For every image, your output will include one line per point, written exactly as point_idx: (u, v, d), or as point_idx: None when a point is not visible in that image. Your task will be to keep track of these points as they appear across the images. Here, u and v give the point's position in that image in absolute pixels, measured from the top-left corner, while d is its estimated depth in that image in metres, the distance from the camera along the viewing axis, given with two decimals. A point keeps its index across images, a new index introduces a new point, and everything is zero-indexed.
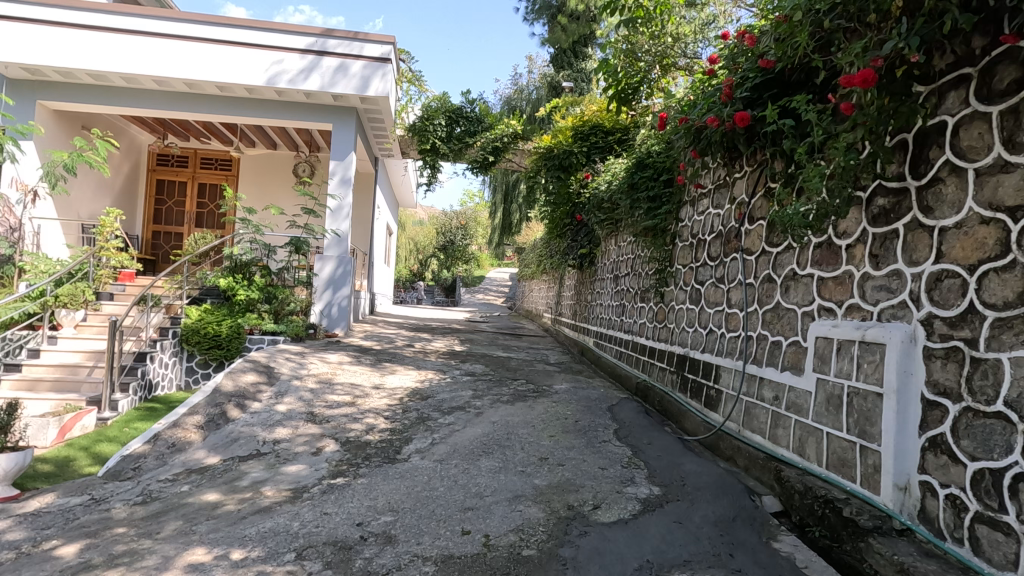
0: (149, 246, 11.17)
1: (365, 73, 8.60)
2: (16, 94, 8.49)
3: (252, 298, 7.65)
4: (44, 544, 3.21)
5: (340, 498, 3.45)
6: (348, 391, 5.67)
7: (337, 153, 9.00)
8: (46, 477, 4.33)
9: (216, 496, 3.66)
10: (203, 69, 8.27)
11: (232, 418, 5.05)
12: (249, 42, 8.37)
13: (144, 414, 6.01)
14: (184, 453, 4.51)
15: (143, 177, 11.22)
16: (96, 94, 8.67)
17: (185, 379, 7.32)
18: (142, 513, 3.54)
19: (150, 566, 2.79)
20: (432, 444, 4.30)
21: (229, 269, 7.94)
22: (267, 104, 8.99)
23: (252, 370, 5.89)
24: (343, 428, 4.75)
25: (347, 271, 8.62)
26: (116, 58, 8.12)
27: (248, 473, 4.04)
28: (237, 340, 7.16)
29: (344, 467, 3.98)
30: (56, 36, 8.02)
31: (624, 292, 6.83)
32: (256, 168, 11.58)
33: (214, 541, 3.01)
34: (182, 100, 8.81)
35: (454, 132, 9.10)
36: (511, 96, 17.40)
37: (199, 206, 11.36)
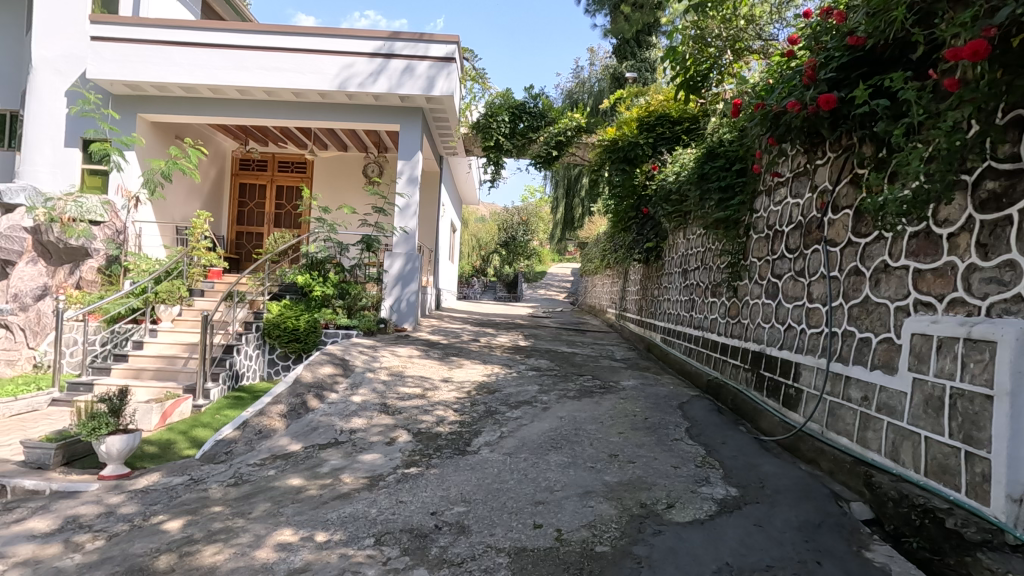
0: (233, 245, 11.93)
1: (431, 73, 8.78)
2: (120, 109, 9.30)
3: (327, 294, 8.06)
4: (152, 518, 3.52)
5: (414, 487, 3.57)
6: (418, 384, 5.84)
7: (404, 152, 9.25)
8: (152, 458, 4.75)
9: (300, 481, 3.88)
10: (280, 76, 8.73)
11: (312, 408, 5.33)
12: (322, 49, 8.76)
13: (232, 403, 6.46)
14: (270, 439, 4.81)
15: (228, 181, 12.00)
16: (187, 105, 9.34)
17: (268, 370, 7.76)
18: (235, 494, 3.81)
19: (245, 544, 3.00)
20: (501, 437, 4.36)
21: (306, 266, 8.41)
22: (339, 108, 9.36)
23: (329, 362, 6.19)
24: (415, 420, 4.90)
25: (415, 267, 8.86)
26: (204, 71, 8.71)
27: (327, 460, 4.25)
28: (314, 333, 7.50)
29: (417, 457, 4.10)
30: (153, 54, 8.72)
31: (693, 287, 6.60)
32: (329, 169, 12.10)
33: (300, 523, 3.19)
34: (262, 108, 9.33)
35: (517, 128, 9.06)
36: (572, 90, 17.28)
37: (278, 207, 12.02)
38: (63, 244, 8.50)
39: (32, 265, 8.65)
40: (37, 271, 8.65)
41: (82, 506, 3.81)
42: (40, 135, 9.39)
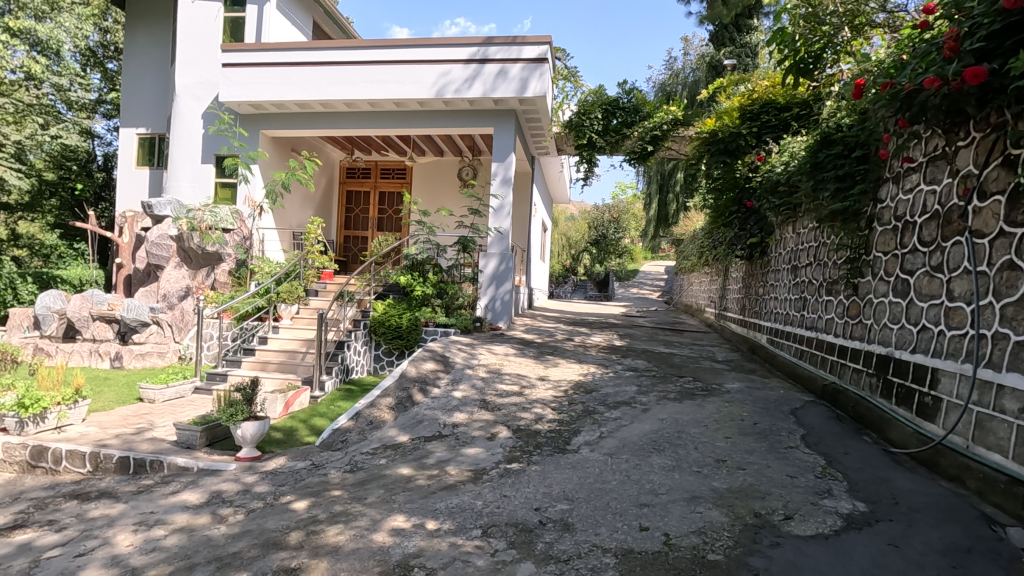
0: (342, 249, 12.76)
1: (524, 75, 8.87)
2: (246, 127, 10.30)
3: (427, 294, 8.43)
4: (282, 498, 3.88)
5: (517, 482, 3.63)
6: (516, 381, 5.93)
7: (498, 154, 9.45)
8: (278, 443, 5.23)
9: (410, 470, 4.09)
10: (383, 88, 9.25)
11: (417, 401, 5.59)
12: (420, 59, 9.15)
13: (345, 394, 6.94)
14: (380, 430, 5.11)
15: (336, 189, 12.89)
16: (302, 120, 10.15)
17: (374, 365, 8.22)
18: (352, 480, 4.09)
19: (363, 527, 3.21)
20: (601, 437, 4.32)
21: (408, 267, 8.88)
22: (436, 115, 9.74)
23: (431, 359, 6.46)
24: (514, 416, 4.99)
25: (510, 267, 9.03)
26: (317, 87, 9.42)
27: (433, 452, 4.45)
28: (415, 331, 7.89)
29: (518, 453, 4.18)
30: (274, 76, 9.60)
31: (805, 284, 6.14)
32: (427, 174, 12.61)
33: (411, 511, 3.37)
34: (366, 118, 9.92)
35: (610, 124, 8.87)
36: (665, 82, 16.77)
37: (380, 211, 12.72)
38: (200, 249, 9.58)
39: (178, 269, 9.93)
40: (183, 274, 9.91)
41: (224, 483, 4.29)
42: (182, 154, 10.66)
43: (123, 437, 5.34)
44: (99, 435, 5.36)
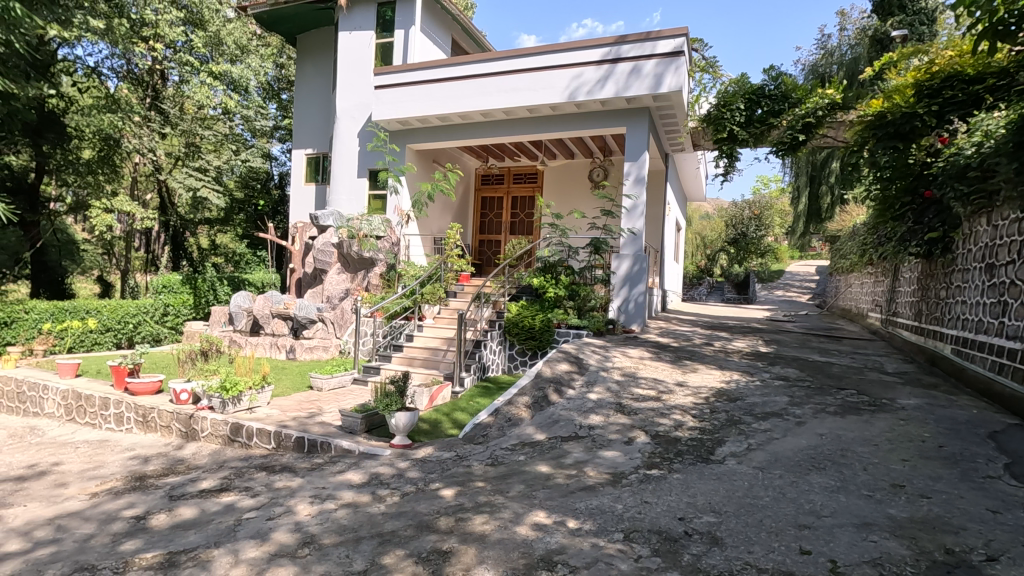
0: (477, 252, 13.34)
1: (659, 70, 8.61)
2: (395, 142, 11.27)
3: (559, 296, 8.49)
4: (431, 484, 4.18)
5: (658, 489, 3.53)
6: (652, 386, 5.77)
7: (631, 153, 9.28)
8: (426, 433, 5.64)
9: (548, 468, 4.17)
10: (517, 96, 9.57)
11: (553, 401, 5.69)
12: (553, 65, 9.32)
13: (483, 391, 7.27)
14: (518, 427, 5.28)
15: (473, 195, 13.53)
16: (443, 132, 10.85)
17: (509, 364, 8.49)
18: (494, 473, 4.28)
19: (507, 519, 3.34)
20: (748, 449, 4.05)
21: (541, 269, 9.03)
22: (568, 118, 9.83)
23: (566, 360, 6.53)
24: (652, 422, 4.86)
25: (643, 268, 8.90)
26: (456, 100, 10.04)
27: (570, 452, 4.49)
28: (548, 332, 8.03)
29: (658, 459, 4.06)
30: (418, 93, 10.41)
31: (1004, 285, 5.19)
32: (558, 178, 12.76)
33: (552, 508, 3.43)
34: (500, 126, 10.32)
35: (755, 115, 8.26)
36: (817, 62, 15.24)
37: (513, 216, 13.08)
38: (357, 254, 10.54)
39: (339, 273, 11.07)
40: (343, 277, 10.97)
41: (381, 466, 4.73)
42: (341, 170, 11.97)
43: (299, 419, 6.12)
44: (280, 417, 6.20)
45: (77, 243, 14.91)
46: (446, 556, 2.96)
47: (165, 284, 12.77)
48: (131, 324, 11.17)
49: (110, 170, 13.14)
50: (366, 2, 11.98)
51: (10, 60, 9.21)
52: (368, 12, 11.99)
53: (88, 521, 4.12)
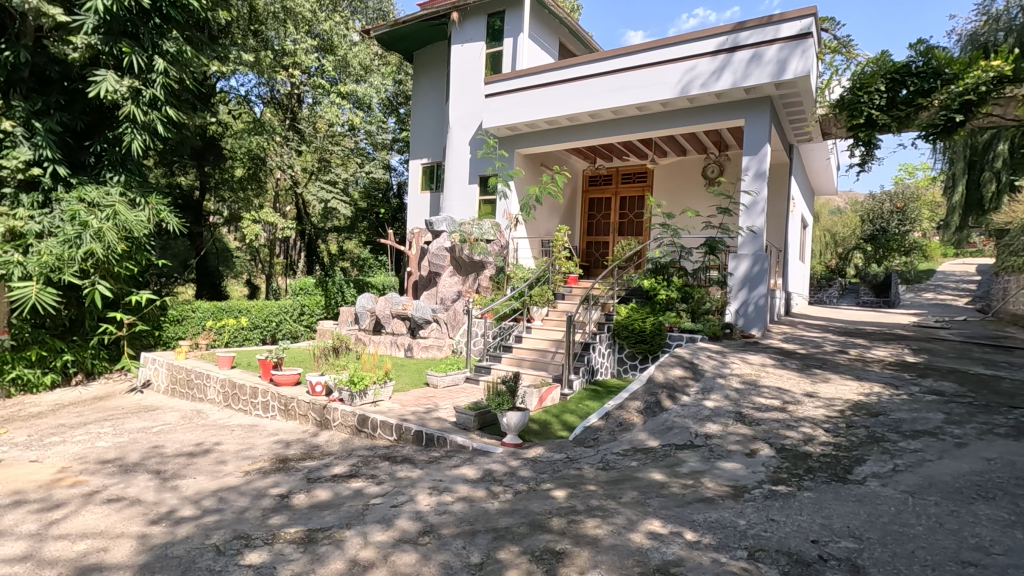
0: (585, 254, 13.22)
1: (783, 56, 7.99)
2: (505, 148, 11.59)
3: (671, 298, 8.17)
4: (543, 484, 4.22)
5: (786, 507, 3.28)
6: (777, 396, 5.37)
7: (750, 146, 8.71)
8: (536, 433, 5.71)
9: (663, 477, 4.04)
10: (626, 94, 9.40)
11: (666, 407, 5.51)
12: (664, 60, 9.04)
13: (592, 394, 7.21)
14: (630, 432, 5.17)
15: (580, 197, 13.47)
16: (551, 136, 10.96)
17: (618, 367, 8.33)
18: (606, 477, 4.23)
19: (620, 525, 3.29)
20: (894, 470, 3.62)
21: (652, 271, 8.77)
22: (680, 114, 9.46)
23: (679, 365, 6.29)
24: (778, 434, 4.52)
25: (765, 269, 8.32)
26: (564, 103, 10.10)
27: (686, 460, 4.32)
28: (659, 336, 7.74)
29: (785, 475, 3.77)
30: (527, 99, 10.63)
31: None
32: (669, 176, 12.31)
33: (668, 517, 3.32)
34: (609, 126, 10.19)
35: (898, 96, 7.38)
36: (977, 30, 13.25)
37: (621, 216, 12.83)
38: (468, 258, 10.95)
39: (452, 276, 11.40)
40: (455, 280, 11.32)
41: (494, 463, 4.87)
42: (454, 177, 12.51)
43: (418, 414, 6.48)
44: (401, 410, 6.61)
45: (231, 251, 17.02)
46: (560, 557, 2.98)
47: (301, 287, 14.31)
48: (274, 322, 12.55)
49: (256, 185, 14.84)
50: (477, 14, 12.41)
51: (183, 95, 10.77)
52: (478, 24, 12.43)
53: (243, 495, 4.69)
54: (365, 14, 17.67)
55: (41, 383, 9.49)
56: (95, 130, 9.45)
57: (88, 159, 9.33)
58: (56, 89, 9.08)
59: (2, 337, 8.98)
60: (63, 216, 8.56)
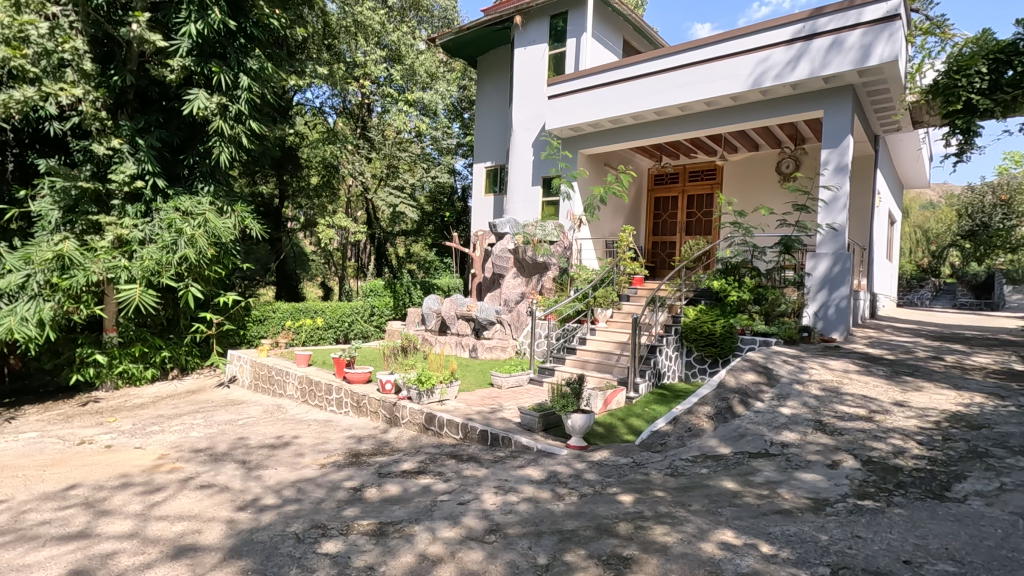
0: (650, 254, 12.92)
1: (866, 41, 7.49)
2: (568, 149, 11.55)
3: (743, 300, 7.84)
4: (608, 488, 4.17)
5: (873, 524, 3.06)
6: (861, 404, 5.03)
7: (830, 139, 8.22)
8: (602, 437, 5.64)
9: (735, 485, 3.89)
10: (694, 89, 9.13)
11: (738, 413, 5.29)
12: (735, 52, 8.70)
13: (659, 398, 7.04)
14: (699, 438, 5.01)
15: (645, 196, 13.20)
16: (615, 135, 10.82)
17: (685, 371, 8.09)
18: (674, 484, 4.12)
19: (690, 533, 3.19)
20: (1000, 489, 3.30)
21: (722, 271, 8.46)
22: (752, 107, 9.07)
23: (752, 369, 6.03)
24: (864, 445, 4.22)
25: (846, 269, 7.77)
26: (628, 101, 9.94)
27: (760, 470, 4.13)
28: (730, 339, 7.46)
29: (872, 489, 3.53)
30: (590, 99, 10.55)
31: None
32: (740, 172, 11.83)
33: (741, 528, 3.19)
34: (675, 123, 9.93)
35: (1003, 78, 6.71)
36: None
37: (689, 215, 12.45)
38: (532, 259, 11.00)
39: (516, 277, 11.50)
40: (519, 281, 11.43)
41: (559, 465, 4.86)
42: (517, 180, 12.61)
43: (483, 413, 6.58)
44: (467, 410, 6.74)
45: (307, 255, 17.94)
46: (627, 563, 2.93)
47: (372, 288, 14.84)
48: (346, 322, 13.13)
49: (330, 193, 15.57)
50: (540, 17, 12.46)
51: (264, 109, 11.49)
52: (541, 26, 12.46)
53: (319, 487, 4.93)
54: (431, 23, 18.13)
55: (143, 377, 10.39)
56: (188, 145, 10.22)
57: (182, 172, 10.14)
58: (155, 108, 9.94)
59: (112, 334, 9.86)
60: (161, 225, 9.35)
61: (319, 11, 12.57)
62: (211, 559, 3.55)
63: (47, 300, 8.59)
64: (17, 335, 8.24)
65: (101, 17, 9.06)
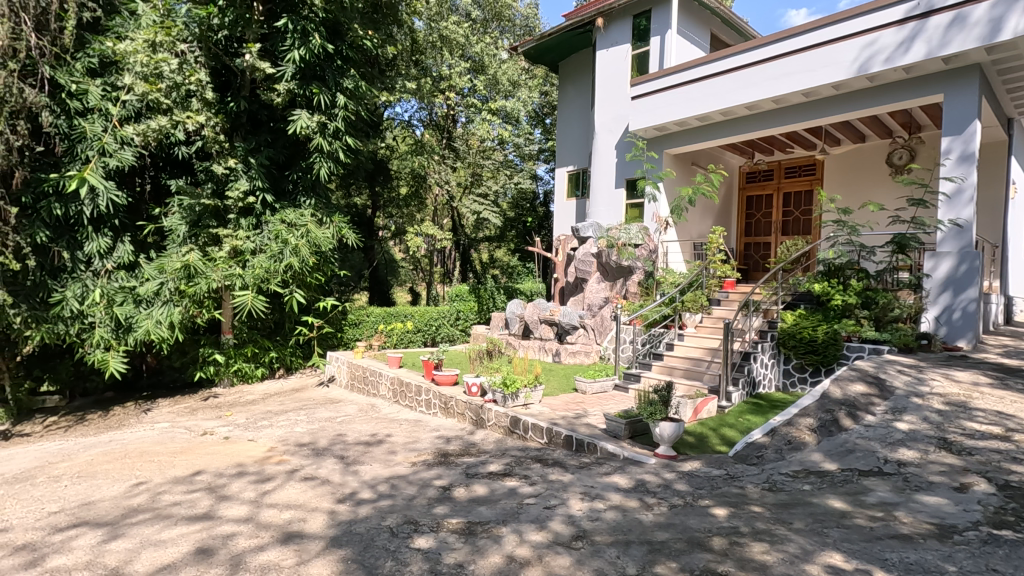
0: (742, 256, 12.28)
1: (996, 14, 6.71)
2: (654, 150, 11.27)
3: (849, 304, 7.25)
4: (700, 500, 4.01)
5: (1014, 558, 2.72)
6: (995, 421, 4.48)
7: (952, 126, 7.43)
8: (692, 446, 5.44)
9: (843, 505, 3.60)
10: (791, 80, 8.59)
11: (845, 427, 4.89)
12: (837, 37, 8.10)
13: (754, 408, 6.64)
14: (801, 452, 4.68)
15: (736, 195, 12.58)
16: (703, 133, 10.43)
17: (783, 381, 7.58)
18: (773, 499, 3.88)
19: (792, 553, 3.00)
20: None
21: (824, 274, 7.88)
22: (858, 95, 8.38)
23: (861, 380, 5.56)
24: (999, 468, 3.76)
25: (975, 268, 6.96)
26: (717, 97, 9.54)
27: (872, 489, 3.79)
28: (834, 346, 6.91)
29: (1010, 518, 3.13)
30: (676, 97, 10.25)
31: None
32: (844, 166, 10.92)
33: (851, 552, 2.94)
34: (769, 117, 9.40)
35: None
36: None
37: (785, 214, 11.69)
38: (616, 263, 10.78)
39: (600, 282, 11.34)
40: (603, 286, 11.25)
41: (647, 474, 4.73)
42: (600, 183, 12.48)
43: (568, 418, 6.56)
44: (551, 414, 6.74)
45: (397, 262, 18.78)
46: None
47: (458, 293, 15.31)
48: (434, 326, 13.58)
49: (418, 202, 16.22)
50: (622, 17, 12.26)
51: (359, 125, 12.25)
52: (624, 26, 12.26)
53: (411, 484, 5.14)
54: (513, 32, 18.44)
55: (255, 376, 11.35)
56: (293, 161, 11.04)
57: (287, 187, 10.99)
58: (265, 130, 10.84)
59: (228, 336, 10.93)
60: (270, 236, 10.17)
61: (407, 29, 13.19)
62: (315, 546, 3.81)
63: (177, 304, 9.70)
64: (154, 335, 9.40)
65: (219, 50, 10.18)
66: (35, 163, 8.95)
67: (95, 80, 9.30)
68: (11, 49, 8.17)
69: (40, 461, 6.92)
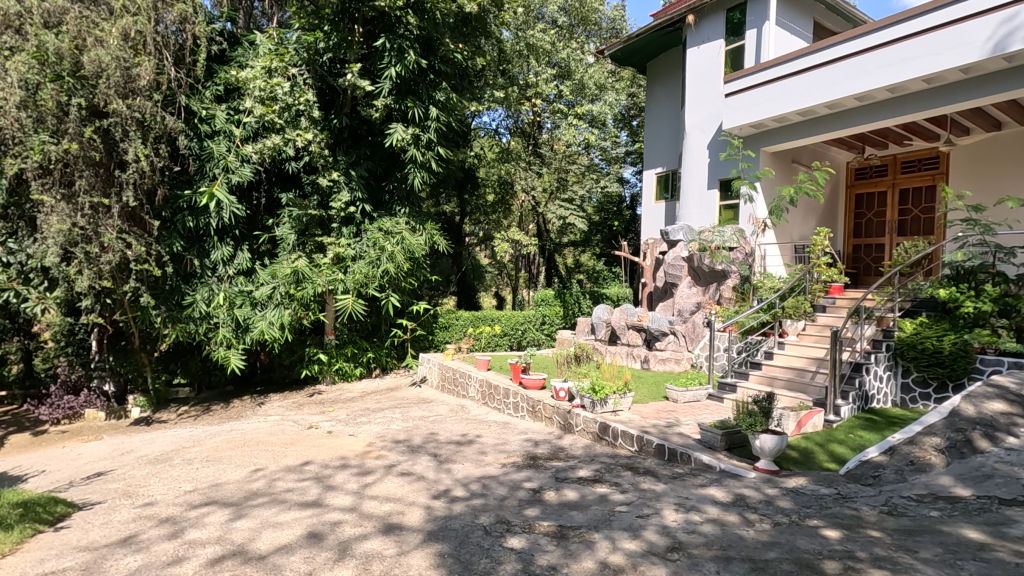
0: (850, 259, 11.41)
1: None
2: (750, 148, 10.75)
3: (982, 311, 6.45)
4: (808, 520, 3.76)
5: None
6: None
7: None
8: (796, 462, 5.09)
9: (980, 535, 3.24)
10: (909, 65, 7.85)
11: (981, 449, 4.41)
12: (966, 15, 7.32)
13: (866, 424, 6.12)
14: (927, 475, 4.25)
15: (843, 194, 11.69)
16: (805, 128, 9.79)
17: (901, 396, 6.95)
18: (894, 524, 3.56)
19: None
20: None
21: (951, 278, 7.11)
22: (993, 78, 7.50)
23: (999, 398, 4.99)
24: None
25: None
26: (822, 89, 8.93)
27: (1017, 521, 3.39)
28: (964, 359, 6.25)
29: None
30: (774, 91, 9.73)
31: None
32: (974, 157, 9.74)
33: None
34: (882, 108, 8.64)
35: None
36: None
37: (901, 213, 10.69)
38: (709, 267, 10.34)
39: (690, 286, 10.93)
40: (695, 291, 10.85)
41: (746, 488, 4.50)
42: (692, 185, 12.08)
43: (659, 427, 6.39)
44: (641, 422, 6.61)
45: (484, 267, 19.22)
46: None
47: (543, 298, 15.39)
48: (520, 330, 13.72)
49: (504, 209, 16.54)
50: (714, 12, 11.79)
51: (449, 135, 12.68)
52: (717, 21, 11.77)
53: (501, 485, 5.25)
54: (599, 35, 18.32)
55: (354, 374, 12.11)
56: (389, 173, 11.66)
57: (384, 197, 11.64)
58: (365, 143, 11.56)
59: (331, 336, 11.75)
60: (368, 243, 10.78)
61: (495, 39, 13.50)
62: (414, 539, 3.99)
63: (287, 307, 10.54)
64: (267, 335, 10.28)
65: (325, 72, 10.98)
66: (173, 181, 10.19)
67: (220, 105, 10.39)
68: (156, 82, 9.35)
69: (176, 445, 7.82)
